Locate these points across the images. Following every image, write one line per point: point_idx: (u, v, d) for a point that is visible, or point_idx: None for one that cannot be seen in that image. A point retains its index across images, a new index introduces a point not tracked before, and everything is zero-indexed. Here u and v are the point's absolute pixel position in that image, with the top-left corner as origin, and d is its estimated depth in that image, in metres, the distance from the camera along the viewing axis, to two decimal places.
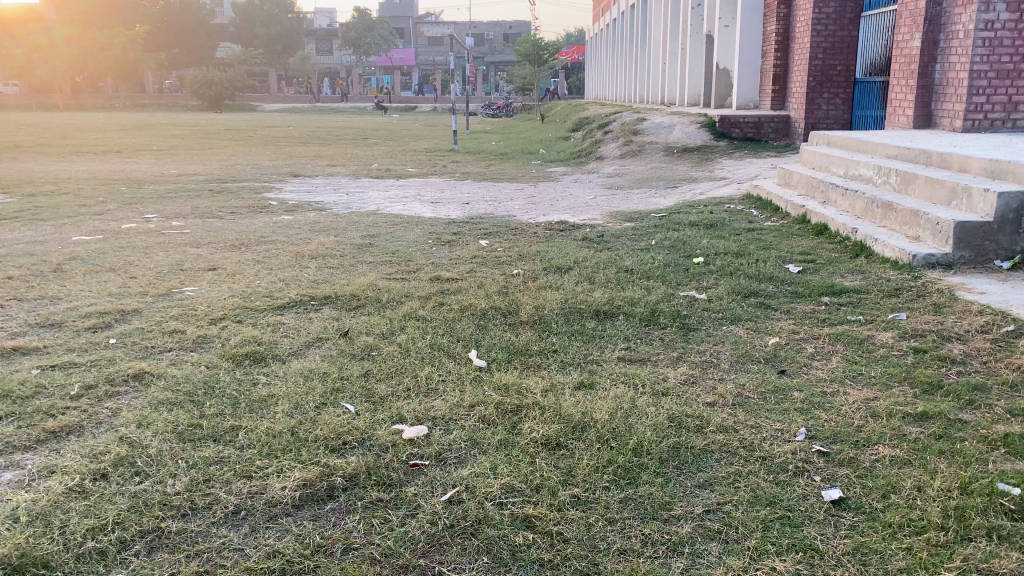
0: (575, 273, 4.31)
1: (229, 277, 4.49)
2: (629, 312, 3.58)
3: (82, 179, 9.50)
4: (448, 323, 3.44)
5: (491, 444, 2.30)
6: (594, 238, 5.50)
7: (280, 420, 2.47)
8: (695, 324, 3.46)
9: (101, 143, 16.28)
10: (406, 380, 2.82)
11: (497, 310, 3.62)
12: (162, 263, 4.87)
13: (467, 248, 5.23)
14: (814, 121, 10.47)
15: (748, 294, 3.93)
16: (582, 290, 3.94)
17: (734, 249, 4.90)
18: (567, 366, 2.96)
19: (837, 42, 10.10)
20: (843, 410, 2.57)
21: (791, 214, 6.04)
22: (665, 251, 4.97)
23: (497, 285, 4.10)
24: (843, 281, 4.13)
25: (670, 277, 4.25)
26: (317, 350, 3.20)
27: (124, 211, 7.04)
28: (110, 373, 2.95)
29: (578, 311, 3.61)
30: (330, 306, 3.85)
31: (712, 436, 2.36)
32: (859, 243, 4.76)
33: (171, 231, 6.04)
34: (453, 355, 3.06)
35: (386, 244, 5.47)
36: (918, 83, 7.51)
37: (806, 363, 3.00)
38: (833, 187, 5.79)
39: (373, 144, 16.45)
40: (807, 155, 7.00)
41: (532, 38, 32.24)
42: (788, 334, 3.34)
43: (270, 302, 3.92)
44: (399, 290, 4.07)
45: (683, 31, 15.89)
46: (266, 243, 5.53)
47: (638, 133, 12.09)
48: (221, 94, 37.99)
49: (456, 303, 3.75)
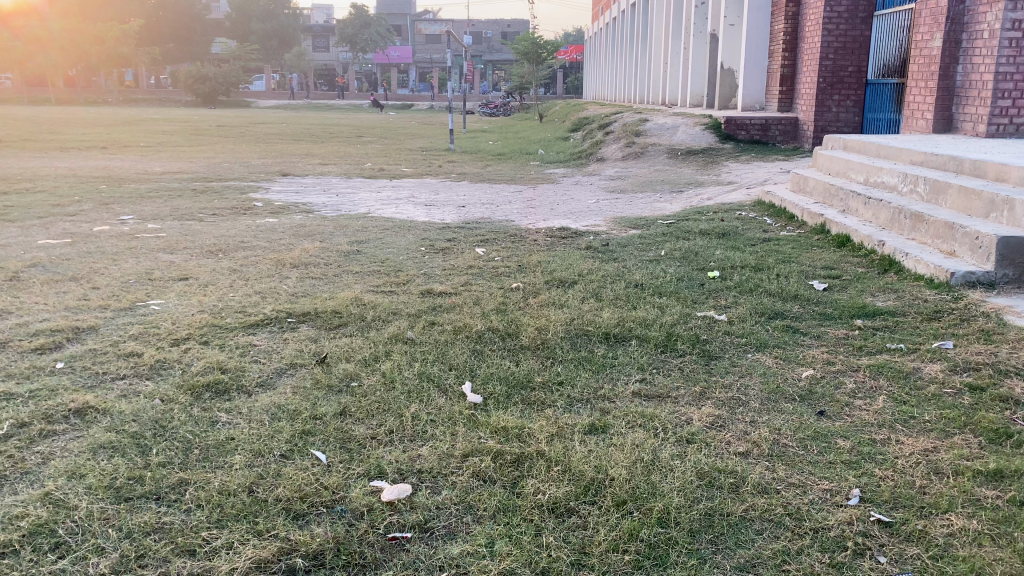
0: (581, 289, 3.93)
1: (201, 288, 4.10)
2: (643, 336, 3.20)
3: (62, 176, 9.09)
4: (442, 347, 3.06)
5: (487, 511, 1.92)
6: (599, 247, 5.12)
7: (238, 473, 2.08)
8: (717, 352, 3.08)
9: (87, 138, 15.84)
10: (390, 419, 2.44)
11: (496, 332, 3.23)
12: (130, 271, 4.48)
13: (461, 257, 4.85)
14: (824, 124, 10.11)
15: (772, 315, 3.55)
16: (589, 309, 3.55)
17: (751, 261, 4.52)
18: (576, 404, 2.58)
19: (848, 42, 9.71)
20: (899, 465, 2.18)
21: (808, 222, 5.67)
22: (677, 263, 4.59)
23: (496, 301, 3.72)
24: (874, 301, 3.76)
25: (685, 294, 3.87)
26: (292, 380, 2.82)
27: (98, 211, 6.65)
28: (49, 407, 2.55)
29: (586, 334, 3.22)
30: (309, 324, 3.47)
31: (750, 500, 1.98)
32: (887, 257, 4.39)
33: (146, 235, 5.64)
34: (444, 388, 2.68)
35: (375, 251, 5.09)
36: (938, 86, 7.14)
37: (847, 403, 2.62)
38: (853, 195, 5.42)
39: (367, 142, 16.03)
40: (823, 160, 6.63)
41: (531, 37, 31.75)
42: (822, 365, 2.96)
43: (242, 320, 3.53)
44: (387, 306, 3.68)
45: (686, 30, 15.50)
46: (246, 249, 5.14)
47: (640, 134, 11.71)
48: (216, 89, 37.48)
49: (449, 322, 3.37)
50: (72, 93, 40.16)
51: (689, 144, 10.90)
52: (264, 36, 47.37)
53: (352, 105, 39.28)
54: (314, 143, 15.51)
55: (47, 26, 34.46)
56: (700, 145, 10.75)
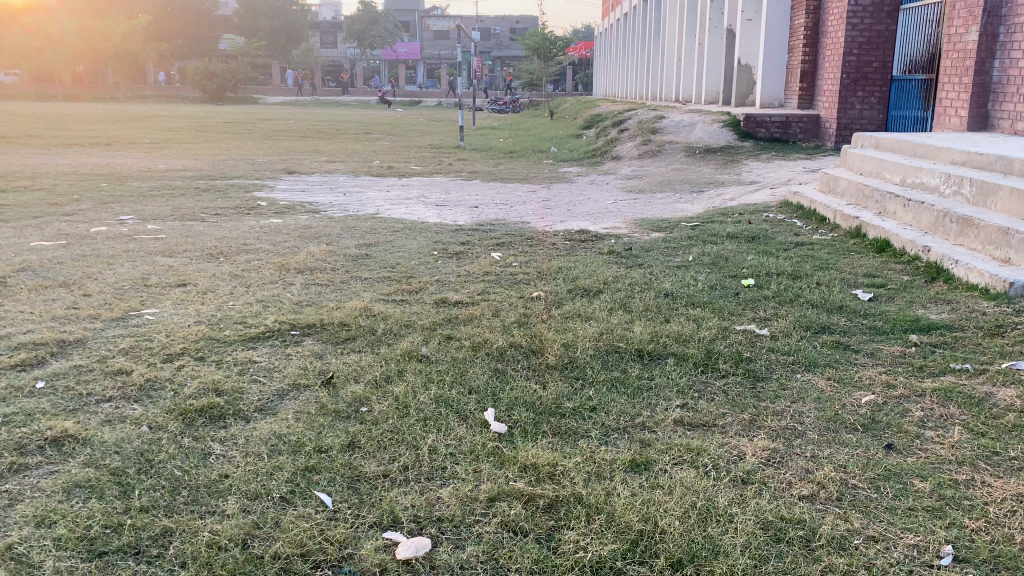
0: (607, 298, 3.64)
1: (199, 296, 3.84)
2: (681, 354, 2.92)
3: (61, 174, 8.83)
4: (461, 366, 2.78)
5: (520, 573, 1.64)
6: (622, 252, 4.83)
7: (230, 523, 1.80)
8: (762, 372, 2.80)
9: (93, 135, 15.59)
10: (405, 451, 2.16)
11: (519, 348, 2.95)
12: (124, 276, 4.21)
13: (477, 262, 4.57)
14: (847, 122, 9.79)
15: (818, 330, 3.26)
16: (619, 322, 3.26)
17: (787, 268, 4.23)
18: (612, 435, 2.30)
19: (873, 36, 9.39)
20: (992, 513, 1.89)
21: (841, 225, 5.37)
22: (707, 270, 4.30)
23: (516, 312, 3.43)
24: (927, 313, 3.46)
25: (720, 305, 3.58)
26: (294, 403, 2.54)
27: (96, 211, 6.39)
28: (23, 435, 2.28)
29: (617, 351, 2.94)
30: (313, 338, 3.19)
31: (827, 560, 1.70)
32: (934, 264, 4.09)
33: (145, 237, 5.38)
34: (464, 415, 2.40)
35: (385, 255, 4.81)
36: (973, 82, 6.83)
37: (917, 435, 2.33)
38: (891, 197, 5.12)
39: (375, 139, 15.75)
40: (853, 159, 6.32)
41: (540, 33, 31.37)
42: (883, 388, 2.66)
43: (242, 332, 3.26)
44: (399, 317, 3.41)
45: (701, 25, 15.17)
46: (249, 253, 4.87)
47: (656, 132, 11.41)
48: (224, 86, 37.29)
49: (467, 337, 3.08)
50: (79, 90, 39.95)
51: (707, 141, 10.59)
52: (272, 32, 47.17)
53: (359, 102, 38.95)
54: (321, 140, 15.27)
55: (57, 23, 34.24)
56: (719, 143, 10.44)
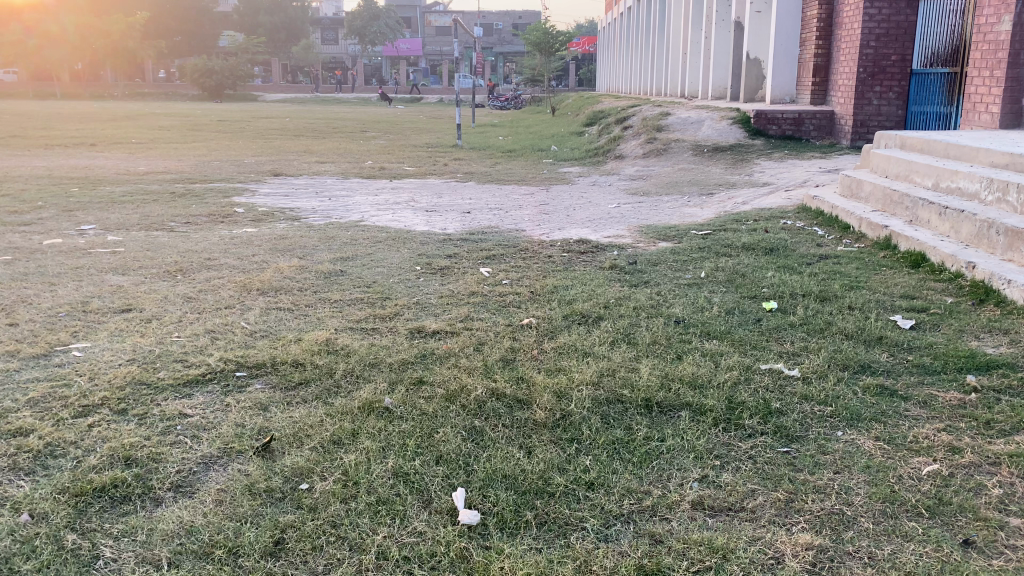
0: (608, 328, 3.15)
1: (141, 326, 3.35)
2: (696, 405, 2.42)
3: (33, 177, 8.39)
4: (430, 422, 2.29)
5: None
6: (626, 267, 4.34)
7: None
8: (795, 431, 2.31)
9: (81, 135, 15.12)
10: (344, 557, 1.70)
11: (502, 397, 2.46)
12: (63, 300, 3.73)
13: (463, 280, 4.08)
14: (864, 118, 9.25)
15: (858, 370, 2.76)
16: (622, 360, 2.77)
17: (813, 288, 3.73)
18: (613, 527, 1.83)
19: (892, 28, 8.85)
20: None
21: (868, 235, 4.87)
22: (722, 289, 3.81)
23: (502, 348, 2.94)
24: (982, 346, 2.95)
25: (739, 335, 3.09)
26: (220, 478, 2.06)
27: (57, 220, 5.91)
28: None
29: (620, 401, 2.45)
30: (261, 383, 2.70)
31: None
32: (981, 283, 3.59)
33: (101, 250, 4.91)
34: (428, 498, 1.92)
35: (362, 271, 4.33)
36: (1006, 75, 6.31)
37: (1001, 525, 1.83)
38: (923, 203, 4.61)
39: (371, 138, 15.22)
40: (876, 160, 5.81)
41: (542, 27, 30.72)
42: (949, 453, 2.16)
43: (178, 375, 2.77)
44: (365, 352, 2.92)
45: (707, 18, 14.65)
46: (211, 269, 4.39)
47: (662, 129, 10.89)
48: (223, 83, 36.87)
49: (441, 382, 2.58)
50: (79, 87, 39.62)
51: (715, 139, 10.07)
52: (272, 29, 46.71)
53: (360, 99, 38.44)
54: (315, 138, 14.81)
55: (60, 21, 33.85)
56: (728, 141, 9.92)
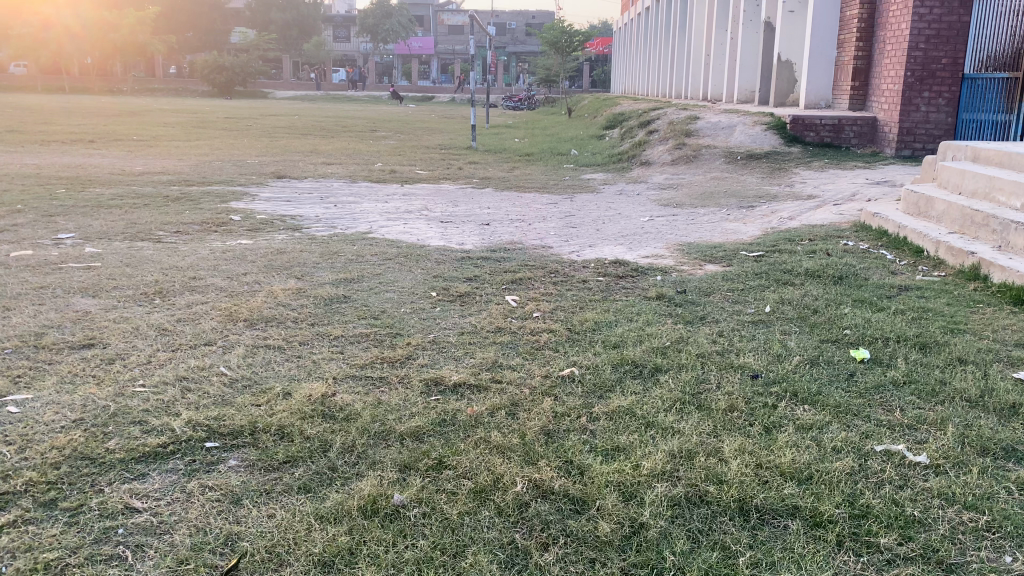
0: (672, 387, 2.54)
1: (100, 369, 2.75)
2: (807, 513, 1.82)
3: (19, 176, 7.83)
4: (453, 537, 1.70)
5: None
6: (675, 296, 3.73)
7: None
8: (950, 556, 1.69)
9: (81, 129, 14.61)
10: None
11: (549, 496, 1.86)
12: (14, 330, 3.15)
13: (486, 312, 3.47)
14: (911, 126, 8.61)
15: (1002, 455, 2.13)
16: (698, 438, 2.16)
17: (907, 332, 3.11)
18: None
19: (942, 29, 8.22)
20: None
21: (948, 261, 4.26)
22: (796, 330, 3.20)
23: (542, 412, 2.33)
24: None
25: (835, 397, 2.48)
26: None
27: (34, 226, 5.36)
28: None
29: (705, 507, 1.83)
30: (236, 460, 2.10)
31: None
32: None
33: (73, 264, 4.33)
34: None
35: (369, 296, 3.74)
36: None
37: None
38: (1017, 226, 3.98)
39: (381, 138, 14.65)
40: (947, 174, 5.18)
41: (559, 26, 30.00)
42: None
43: (132, 446, 2.16)
44: (369, 417, 2.31)
45: (734, 19, 14.02)
46: (195, 292, 3.81)
47: (690, 133, 10.27)
48: (233, 80, 36.39)
49: (468, 468, 1.98)
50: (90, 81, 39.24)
51: (749, 145, 9.44)
52: (284, 26, 46.19)
53: (371, 98, 37.85)
54: (324, 138, 14.23)
55: (74, 14, 33.37)
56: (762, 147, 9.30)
